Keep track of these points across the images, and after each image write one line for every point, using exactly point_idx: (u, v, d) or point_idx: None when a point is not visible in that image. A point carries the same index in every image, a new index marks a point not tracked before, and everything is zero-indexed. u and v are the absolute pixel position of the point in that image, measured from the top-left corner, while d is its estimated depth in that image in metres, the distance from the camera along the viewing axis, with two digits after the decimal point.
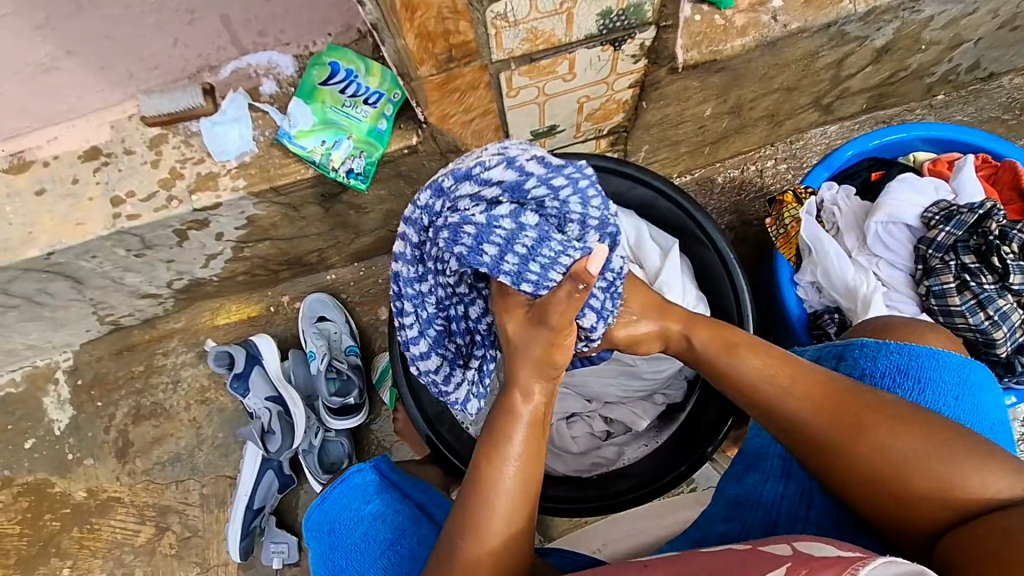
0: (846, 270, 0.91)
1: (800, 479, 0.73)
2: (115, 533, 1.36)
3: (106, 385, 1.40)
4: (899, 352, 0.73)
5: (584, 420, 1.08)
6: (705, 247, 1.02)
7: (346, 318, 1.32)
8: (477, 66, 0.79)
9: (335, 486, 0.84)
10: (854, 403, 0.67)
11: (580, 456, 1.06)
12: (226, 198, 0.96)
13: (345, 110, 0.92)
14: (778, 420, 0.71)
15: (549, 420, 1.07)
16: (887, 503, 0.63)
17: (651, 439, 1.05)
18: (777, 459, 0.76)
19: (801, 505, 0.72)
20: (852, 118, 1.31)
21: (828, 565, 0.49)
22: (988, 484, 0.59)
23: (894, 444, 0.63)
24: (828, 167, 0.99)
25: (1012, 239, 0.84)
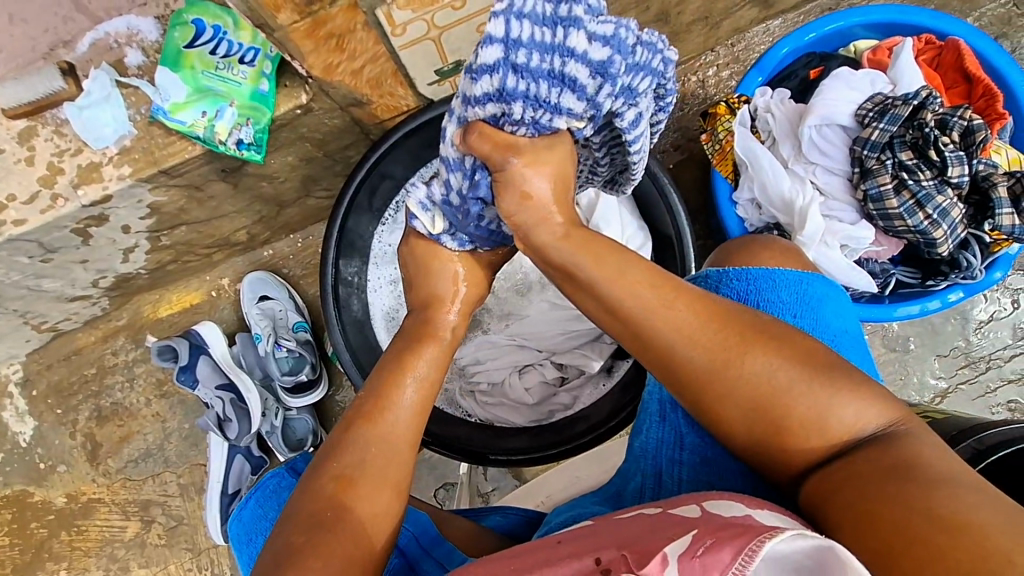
0: (781, 184, 0.85)
1: (675, 422, 0.68)
2: (101, 532, 1.37)
3: (62, 393, 1.37)
4: (739, 279, 0.67)
5: (536, 369, 1.06)
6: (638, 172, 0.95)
7: (289, 294, 1.27)
8: (345, 5, 0.70)
9: (252, 494, 0.78)
10: (734, 331, 0.59)
11: (537, 406, 1.04)
12: (115, 189, 0.88)
13: (220, 74, 0.82)
14: (626, 336, 0.63)
15: (501, 375, 1.06)
16: (763, 439, 0.57)
17: (604, 379, 1.02)
18: (654, 403, 0.71)
19: (676, 446, 0.68)
20: (796, 9, 1.21)
21: (733, 535, 0.43)
22: (859, 418, 0.55)
23: (767, 379, 0.57)
24: (761, 72, 0.91)
25: (950, 129, 0.80)
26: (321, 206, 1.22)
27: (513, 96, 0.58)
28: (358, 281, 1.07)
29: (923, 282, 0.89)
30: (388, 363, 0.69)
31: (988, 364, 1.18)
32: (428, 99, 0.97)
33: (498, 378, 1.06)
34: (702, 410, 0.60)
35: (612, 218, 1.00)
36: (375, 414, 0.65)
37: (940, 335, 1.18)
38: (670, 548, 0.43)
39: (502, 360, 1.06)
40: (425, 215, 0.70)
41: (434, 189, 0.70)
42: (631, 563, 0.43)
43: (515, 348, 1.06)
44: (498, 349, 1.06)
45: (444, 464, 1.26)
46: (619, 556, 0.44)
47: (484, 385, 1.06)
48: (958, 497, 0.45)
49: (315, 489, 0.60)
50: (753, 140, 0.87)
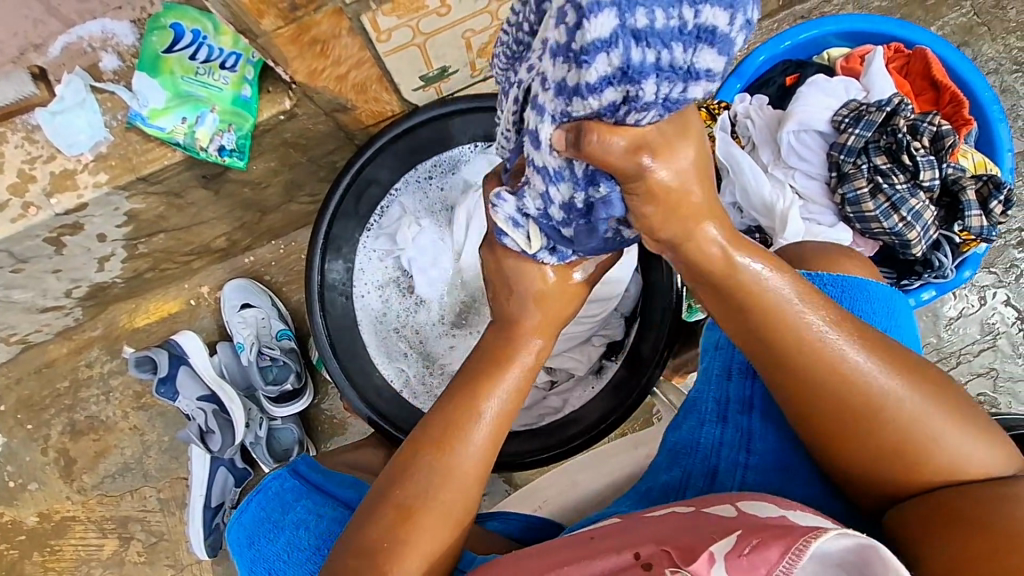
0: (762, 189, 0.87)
1: (740, 424, 0.71)
2: (77, 551, 1.33)
3: (33, 407, 1.33)
4: (835, 284, 0.70)
5: None
6: None
7: (271, 301, 1.25)
8: (329, 11, 0.69)
9: (254, 496, 0.80)
10: (903, 365, 0.59)
11: (527, 410, 1.05)
12: (90, 197, 0.86)
13: (201, 79, 0.81)
14: (754, 347, 0.61)
15: None
16: (876, 467, 0.60)
17: (594, 381, 1.04)
18: (712, 403, 0.74)
19: (741, 450, 0.70)
20: (770, 16, 1.24)
21: (777, 535, 0.45)
22: (972, 455, 0.57)
23: (899, 402, 0.58)
24: (740, 78, 0.97)
25: (921, 134, 0.83)
26: (305, 212, 1.21)
27: (644, 72, 0.45)
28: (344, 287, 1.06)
29: (899, 282, 0.92)
30: (462, 386, 0.64)
31: (959, 359, 1.23)
32: (413, 104, 0.97)
33: None
34: (840, 433, 0.60)
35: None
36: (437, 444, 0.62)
37: None
38: (715, 545, 0.46)
39: None
40: (518, 232, 0.59)
41: (528, 200, 0.57)
42: (677, 559, 0.46)
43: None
44: None
45: None
46: (662, 552, 0.48)
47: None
48: None
49: (375, 511, 0.61)
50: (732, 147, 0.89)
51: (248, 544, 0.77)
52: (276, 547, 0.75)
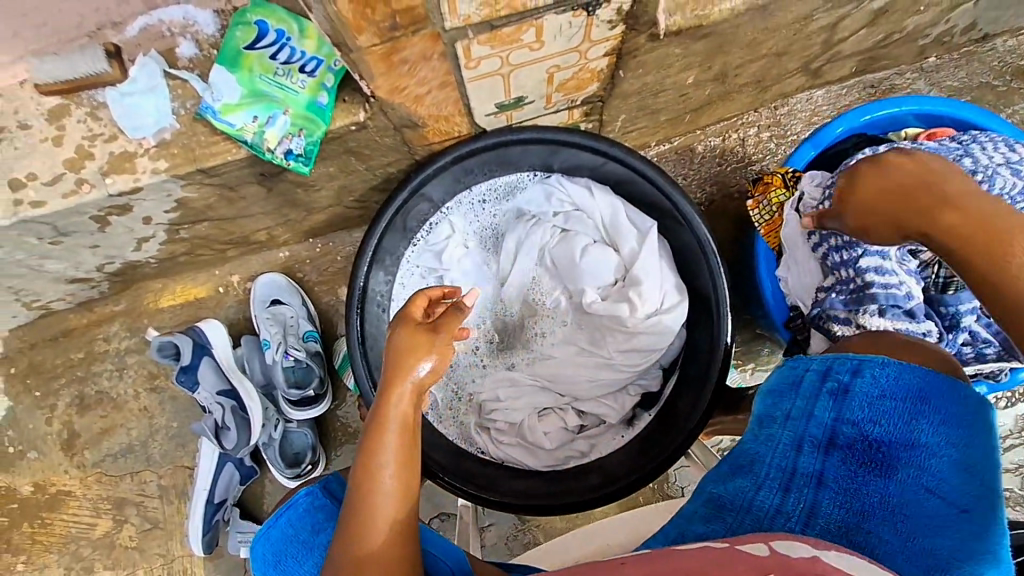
0: (818, 279, 0.86)
1: (802, 495, 0.60)
2: (68, 527, 1.30)
3: (43, 375, 1.30)
4: (886, 371, 0.64)
5: (556, 414, 1.04)
6: (680, 227, 0.95)
7: (301, 301, 1.24)
8: (427, 34, 0.67)
9: (284, 512, 0.77)
10: None
11: (553, 451, 1.02)
12: (147, 182, 0.83)
13: (279, 80, 0.79)
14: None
15: (519, 416, 1.04)
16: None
17: (625, 431, 1.02)
18: (774, 471, 0.63)
19: (801, 522, 0.58)
20: (841, 82, 1.23)
21: None
22: None
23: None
24: (814, 146, 0.94)
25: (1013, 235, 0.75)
26: (347, 215, 1.19)
27: None
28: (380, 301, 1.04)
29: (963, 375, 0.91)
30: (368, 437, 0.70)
31: None
32: (481, 128, 0.95)
33: (515, 418, 1.04)
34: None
35: (652, 270, 0.98)
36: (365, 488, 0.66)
37: None
38: None
39: (521, 402, 1.04)
40: None
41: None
42: None
43: (537, 389, 1.05)
44: (520, 388, 1.05)
45: (442, 494, 1.22)
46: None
47: (503, 425, 1.04)
48: None
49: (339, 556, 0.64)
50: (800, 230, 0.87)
51: (277, 559, 0.77)
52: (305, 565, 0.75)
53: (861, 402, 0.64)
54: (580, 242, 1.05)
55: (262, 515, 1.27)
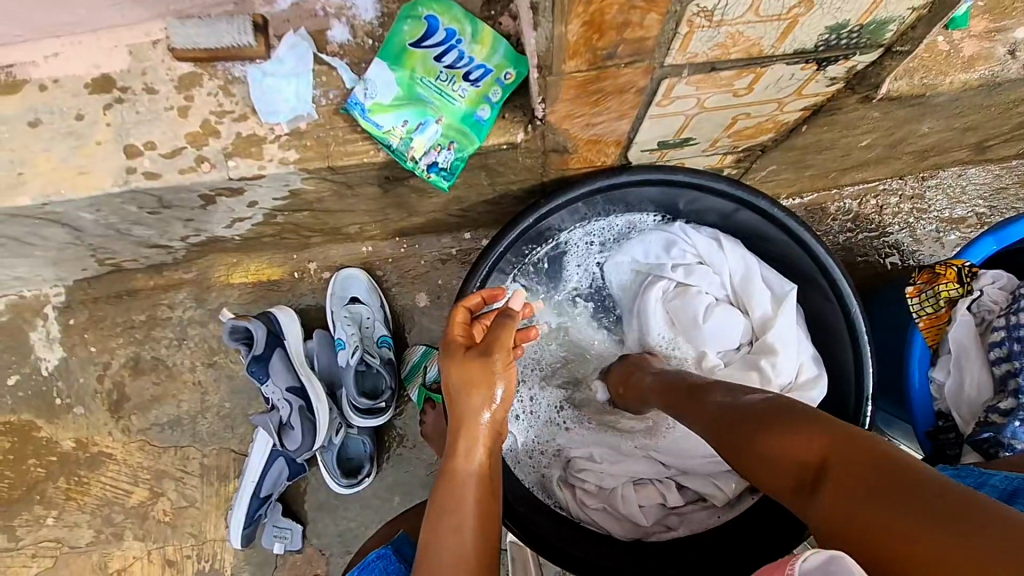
0: (986, 394, 0.81)
1: None
2: (104, 490, 1.25)
3: (102, 331, 1.25)
4: None
5: (655, 486, 0.94)
6: (825, 299, 0.87)
7: (379, 302, 1.16)
8: (640, 68, 0.58)
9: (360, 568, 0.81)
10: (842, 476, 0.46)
11: (645, 526, 0.92)
12: (271, 171, 0.75)
13: (439, 85, 0.70)
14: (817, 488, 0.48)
15: (613, 481, 0.95)
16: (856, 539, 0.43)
17: (725, 512, 0.92)
18: None
19: None
20: (1000, 161, 1.14)
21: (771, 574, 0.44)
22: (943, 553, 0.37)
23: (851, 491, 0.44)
24: (996, 240, 0.84)
25: None
26: (446, 221, 1.11)
27: None
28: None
29: None
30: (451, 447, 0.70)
31: None
32: (627, 161, 0.87)
33: (609, 483, 0.95)
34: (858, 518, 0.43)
35: (790, 339, 0.90)
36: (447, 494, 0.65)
37: None
38: None
39: (617, 466, 0.96)
40: None
41: None
42: None
43: (638, 457, 0.96)
44: (620, 454, 0.97)
45: None
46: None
47: (592, 487, 0.95)
48: None
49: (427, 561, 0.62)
50: (973, 338, 0.82)
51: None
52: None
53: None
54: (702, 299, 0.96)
55: (303, 514, 1.21)
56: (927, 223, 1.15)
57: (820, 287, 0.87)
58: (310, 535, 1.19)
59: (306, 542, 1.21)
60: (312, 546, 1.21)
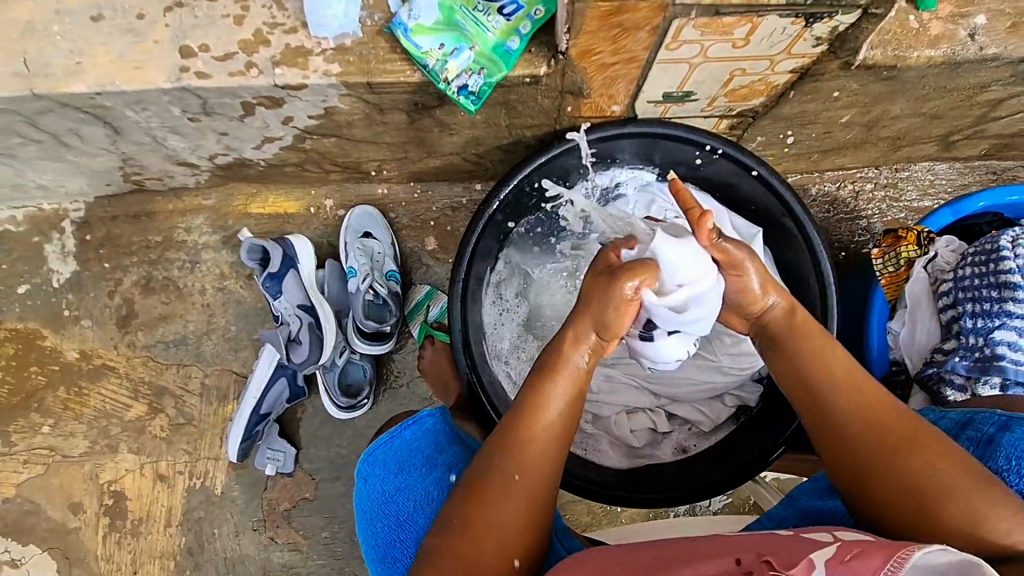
0: (934, 340, 0.90)
1: None
2: (103, 402, 1.29)
3: (117, 248, 1.29)
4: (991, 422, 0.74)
5: (646, 415, 1.05)
6: (798, 252, 0.99)
7: (391, 240, 1.24)
8: (655, 4, 0.67)
9: (371, 452, 0.89)
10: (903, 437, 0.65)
11: (638, 450, 1.04)
12: (315, 82, 0.83)
13: (476, 16, 0.79)
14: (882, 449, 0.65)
15: (609, 411, 1.05)
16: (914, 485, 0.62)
17: (707, 439, 1.04)
18: None
19: None
20: (966, 160, 1.25)
21: (873, 548, 0.52)
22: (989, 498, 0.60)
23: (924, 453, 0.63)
24: (953, 212, 0.95)
25: None
26: (460, 168, 1.19)
27: None
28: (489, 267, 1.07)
29: None
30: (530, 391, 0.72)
31: None
32: (634, 113, 0.96)
33: (605, 412, 1.05)
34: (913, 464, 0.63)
35: None
36: (512, 440, 0.69)
37: None
38: (815, 556, 0.54)
39: (615, 397, 1.05)
40: None
41: None
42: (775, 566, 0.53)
43: (633, 388, 1.06)
44: (616, 385, 1.06)
45: None
46: (764, 563, 0.54)
47: (590, 415, 1.06)
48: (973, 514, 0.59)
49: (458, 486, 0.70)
50: (927, 291, 0.91)
51: (392, 492, 0.86)
52: (415, 491, 0.86)
53: (1007, 452, 0.69)
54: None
55: (297, 439, 1.27)
56: (897, 210, 1.27)
57: (792, 236, 0.99)
58: (301, 458, 1.25)
59: (297, 466, 1.26)
60: (303, 469, 1.26)
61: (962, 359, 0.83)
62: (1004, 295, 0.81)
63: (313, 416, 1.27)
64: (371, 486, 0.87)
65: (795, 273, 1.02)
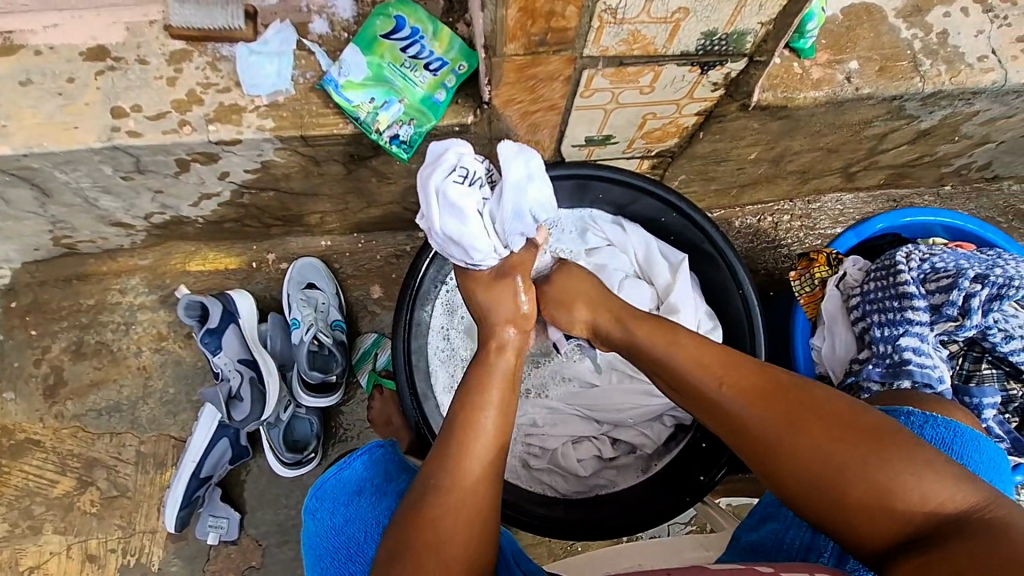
0: (852, 352, 0.95)
1: None
2: (25, 480, 1.20)
3: (45, 314, 1.24)
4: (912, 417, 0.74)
5: (591, 442, 1.07)
6: (719, 270, 1.04)
7: (335, 290, 1.24)
8: (565, 57, 0.74)
9: (318, 488, 0.81)
10: (772, 412, 0.66)
11: (584, 479, 1.05)
12: (249, 136, 0.85)
13: (404, 71, 0.84)
14: (770, 457, 0.66)
15: (554, 442, 1.06)
16: (831, 494, 0.62)
17: (656, 460, 1.06)
18: None
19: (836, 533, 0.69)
20: (868, 190, 1.38)
21: None
22: (923, 485, 0.58)
23: (815, 451, 0.63)
24: (857, 235, 1.04)
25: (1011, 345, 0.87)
26: (402, 216, 1.22)
27: None
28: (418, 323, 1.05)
29: None
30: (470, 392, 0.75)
31: None
32: (562, 156, 1.02)
33: (550, 444, 1.06)
34: (811, 471, 0.63)
35: (688, 299, 1.06)
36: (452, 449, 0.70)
37: None
38: None
39: (558, 429, 1.07)
40: None
41: None
42: None
43: (574, 418, 1.07)
44: (562, 416, 1.07)
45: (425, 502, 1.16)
46: None
47: (536, 450, 1.06)
48: (913, 490, 0.58)
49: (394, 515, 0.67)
50: (840, 308, 0.98)
51: (341, 524, 0.78)
52: (365, 522, 0.78)
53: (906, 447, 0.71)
54: (617, 274, 1.11)
55: (241, 503, 1.21)
56: (814, 238, 1.37)
57: (714, 261, 1.05)
58: (246, 524, 1.18)
59: (242, 533, 1.20)
60: (249, 536, 1.19)
61: (875, 366, 0.88)
62: (903, 303, 0.88)
63: (257, 476, 1.21)
64: (320, 520, 0.79)
65: (719, 294, 1.07)
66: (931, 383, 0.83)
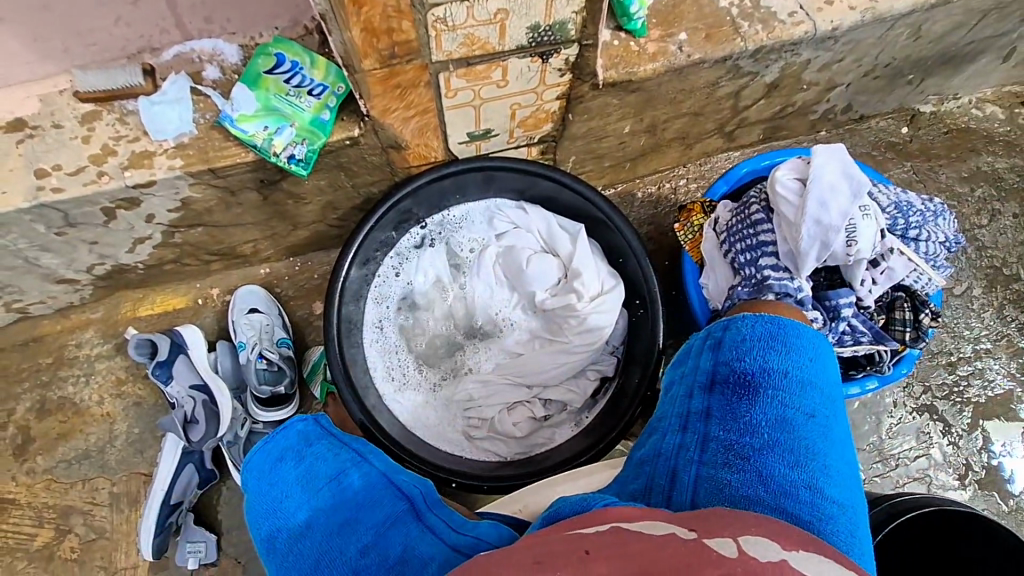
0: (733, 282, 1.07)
1: (697, 429, 0.75)
2: (6, 538, 1.26)
3: (7, 378, 1.31)
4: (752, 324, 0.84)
5: (525, 406, 1.18)
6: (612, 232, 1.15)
7: (278, 311, 1.32)
8: (418, 64, 0.87)
9: (250, 466, 0.87)
10: None
11: (524, 439, 1.17)
12: (162, 177, 0.96)
13: (289, 99, 0.96)
14: None
15: (492, 411, 1.17)
16: None
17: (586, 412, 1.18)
18: (676, 417, 0.79)
19: (696, 449, 0.73)
20: (752, 146, 1.52)
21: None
22: None
23: None
24: (727, 182, 1.16)
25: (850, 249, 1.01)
26: (329, 235, 1.32)
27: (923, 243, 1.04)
28: (349, 321, 1.15)
29: (847, 373, 1.08)
30: None
31: (896, 461, 1.41)
32: (453, 156, 1.13)
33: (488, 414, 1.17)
34: None
35: (588, 261, 1.17)
36: None
37: (858, 433, 1.41)
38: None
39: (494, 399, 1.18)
40: None
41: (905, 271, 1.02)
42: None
43: (506, 386, 1.19)
44: (495, 387, 1.19)
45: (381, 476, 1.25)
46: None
47: (478, 422, 1.17)
48: None
49: None
50: (716, 247, 1.10)
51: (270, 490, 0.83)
52: (289, 483, 0.83)
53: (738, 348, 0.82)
54: (525, 252, 1.21)
55: (217, 524, 1.28)
56: None
57: (606, 226, 1.15)
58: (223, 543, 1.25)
59: (221, 553, 1.26)
60: (228, 555, 1.26)
61: (743, 288, 1.00)
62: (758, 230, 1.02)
63: (228, 497, 1.28)
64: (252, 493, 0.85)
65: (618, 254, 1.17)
66: (790, 292, 0.96)
